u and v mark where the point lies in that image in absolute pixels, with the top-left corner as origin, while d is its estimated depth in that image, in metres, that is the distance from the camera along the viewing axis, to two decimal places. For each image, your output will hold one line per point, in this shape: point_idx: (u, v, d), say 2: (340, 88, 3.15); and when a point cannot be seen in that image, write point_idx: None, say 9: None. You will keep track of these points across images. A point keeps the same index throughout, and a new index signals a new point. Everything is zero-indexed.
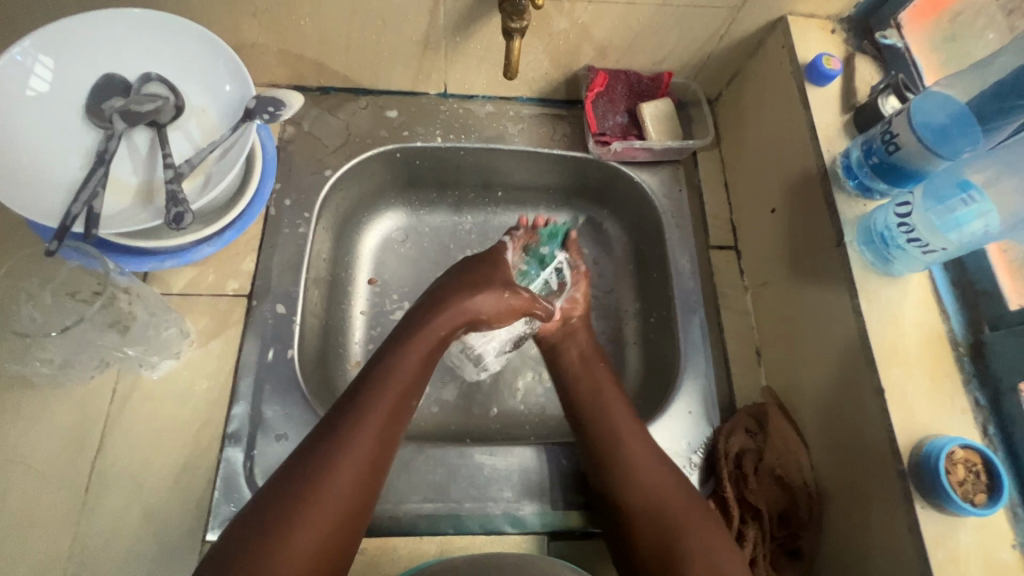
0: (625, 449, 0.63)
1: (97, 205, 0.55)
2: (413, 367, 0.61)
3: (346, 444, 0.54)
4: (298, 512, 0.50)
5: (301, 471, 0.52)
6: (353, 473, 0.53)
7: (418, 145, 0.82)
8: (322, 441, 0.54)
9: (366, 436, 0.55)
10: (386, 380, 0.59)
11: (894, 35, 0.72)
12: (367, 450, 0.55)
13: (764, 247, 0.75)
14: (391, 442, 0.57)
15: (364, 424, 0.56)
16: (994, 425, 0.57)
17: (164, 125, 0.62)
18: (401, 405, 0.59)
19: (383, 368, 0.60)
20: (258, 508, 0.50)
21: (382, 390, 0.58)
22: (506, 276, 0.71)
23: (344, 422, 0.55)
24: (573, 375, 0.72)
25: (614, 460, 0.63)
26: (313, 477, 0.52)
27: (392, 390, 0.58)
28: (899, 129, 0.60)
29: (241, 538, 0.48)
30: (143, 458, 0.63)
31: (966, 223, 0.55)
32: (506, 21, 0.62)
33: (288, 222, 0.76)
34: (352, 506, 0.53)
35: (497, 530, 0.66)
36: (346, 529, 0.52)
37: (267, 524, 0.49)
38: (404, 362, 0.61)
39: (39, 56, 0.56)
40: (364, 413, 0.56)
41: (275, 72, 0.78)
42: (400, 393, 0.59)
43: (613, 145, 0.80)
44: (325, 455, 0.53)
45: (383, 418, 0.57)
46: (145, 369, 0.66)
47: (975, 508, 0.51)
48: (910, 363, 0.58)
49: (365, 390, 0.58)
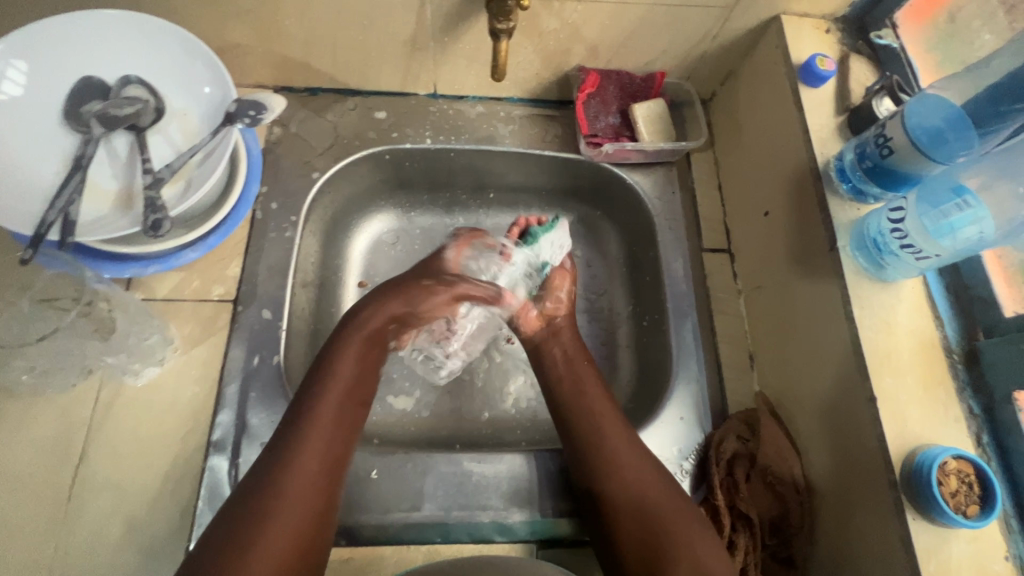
0: (609, 450, 0.62)
1: (73, 212, 0.54)
2: (354, 374, 0.63)
3: (294, 451, 0.55)
4: (260, 525, 0.50)
5: (258, 480, 0.53)
6: (308, 484, 0.54)
7: (407, 147, 0.80)
8: (274, 449, 0.55)
9: (316, 441, 0.56)
10: (329, 388, 0.60)
11: (889, 35, 0.71)
12: (317, 452, 0.56)
13: (758, 250, 0.74)
14: (343, 449, 0.58)
15: (312, 432, 0.57)
16: (988, 435, 0.56)
17: (144, 128, 0.61)
18: (349, 410, 0.60)
19: (318, 374, 0.61)
20: (220, 523, 0.50)
21: (325, 397, 0.59)
22: (437, 268, 0.72)
23: (293, 431, 0.57)
24: (556, 373, 0.70)
25: (599, 460, 0.62)
26: (269, 489, 0.52)
27: (330, 396, 0.59)
28: (892, 132, 0.59)
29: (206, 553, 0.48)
30: (126, 466, 0.62)
31: (960, 229, 0.53)
32: (493, 22, 0.61)
33: (274, 225, 0.75)
34: (312, 514, 0.53)
35: (485, 538, 0.65)
36: (311, 538, 0.52)
37: (229, 540, 0.49)
38: (337, 364, 0.62)
39: (12, 59, 0.55)
40: (312, 421, 0.57)
41: (261, 73, 0.76)
42: (341, 396, 0.60)
43: (604, 146, 0.79)
44: (279, 465, 0.54)
45: (331, 425, 0.58)
46: (129, 376, 0.65)
47: (967, 520, 0.50)
48: (904, 370, 0.57)
49: (310, 399, 0.59)
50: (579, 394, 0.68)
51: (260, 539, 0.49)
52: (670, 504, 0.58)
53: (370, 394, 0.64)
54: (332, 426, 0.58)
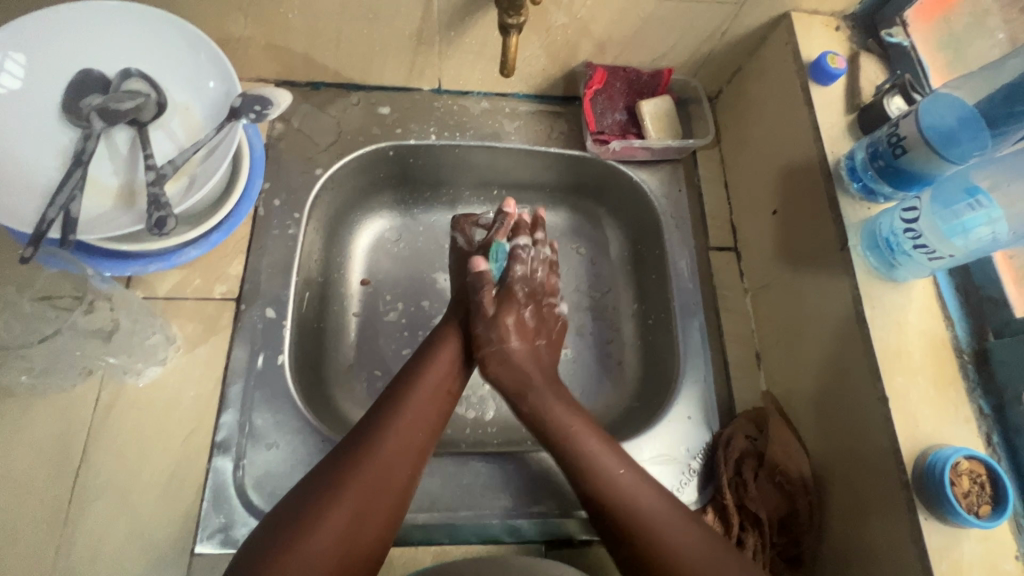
0: (588, 456, 0.60)
1: (74, 209, 0.53)
2: (446, 366, 0.65)
3: (381, 436, 0.57)
4: (332, 499, 0.52)
5: (342, 456, 0.55)
6: (394, 464, 0.56)
7: (411, 143, 0.79)
8: (362, 429, 0.58)
9: (403, 428, 0.58)
10: (419, 378, 0.63)
11: (899, 33, 0.71)
12: (400, 440, 0.57)
13: (765, 249, 0.74)
14: (427, 439, 0.60)
15: (400, 416, 0.59)
16: (998, 434, 0.56)
17: (145, 123, 0.59)
18: (438, 400, 0.63)
19: (415, 366, 0.65)
20: (300, 494, 0.53)
21: (416, 386, 0.62)
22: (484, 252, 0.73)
23: (383, 413, 0.59)
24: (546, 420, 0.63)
25: (586, 478, 0.59)
26: (352, 463, 0.55)
27: (421, 388, 0.62)
28: (905, 131, 0.59)
29: (283, 521, 0.51)
30: (129, 468, 0.61)
31: (973, 228, 0.53)
32: (503, 17, 0.60)
33: (277, 222, 0.73)
34: (389, 496, 0.55)
35: (494, 539, 0.64)
36: (383, 518, 0.54)
37: (307, 505, 0.52)
38: (434, 359, 0.65)
39: (9, 52, 0.53)
40: (400, 406, 0.60)
41: (263, 66, 0.75)
42: (433, 389, 0.63)
43: (611, 143, 0.78)
44: (364, 441, 0.56)
45: (420, 414, 0.60)
46: (130, 377, 0.64)
47: (980, 520, 0.50)
48: (915, 371, 0.57)
49: (399, 393, 0.61)
50: (571, 438, 0.61)
51: (333, 510, 0.52)
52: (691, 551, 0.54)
53: (461, 386, 0.67)
54: (419, 413, 0.60)
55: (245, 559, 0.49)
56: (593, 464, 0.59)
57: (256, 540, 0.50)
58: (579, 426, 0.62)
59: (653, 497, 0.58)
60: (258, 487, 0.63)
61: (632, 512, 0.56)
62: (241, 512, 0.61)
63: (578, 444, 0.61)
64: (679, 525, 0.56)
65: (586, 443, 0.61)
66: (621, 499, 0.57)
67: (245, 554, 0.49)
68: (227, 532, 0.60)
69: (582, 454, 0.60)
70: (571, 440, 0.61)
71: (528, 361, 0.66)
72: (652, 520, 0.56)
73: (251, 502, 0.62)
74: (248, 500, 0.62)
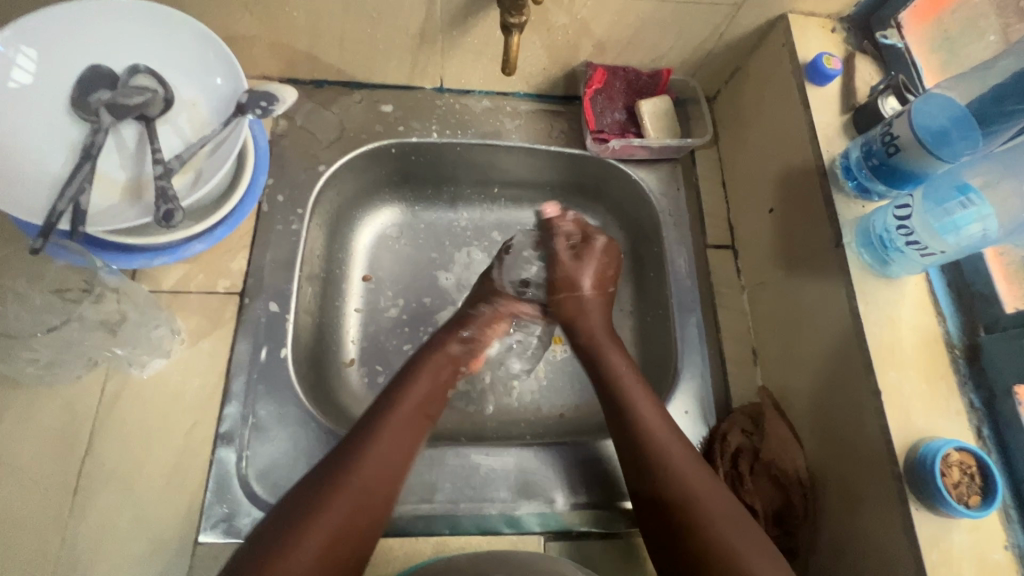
0: (641, 417, 0.63)
1: (83, 201, 0.54)
2: (422, 391, 0.66)
3: (359, 458, 0.57)
4: (310, 517, 0.52)
5: (318, 477, 0.56)
6: (371, 486, 0.56)
7: (414, 140, 0.80)
8: (340, 450, 0.58)
9: (380, 449, 0.59)
10: (399, 400, 0.64)
11: (894, 35, 0.72)
12: (378, 461, 0.58)
13: (761, 246, 0.75)
14: (405, 458, 0.60)
15: (377, 438, 0.59)
16: (988, 427, 0.58)
17: (153, 118, 0.60)
18: (416, 422, 0.63)
19: (394, 388, 0.65)
20: (280, 515, 0.53)
21: (395, 409, 0.63)
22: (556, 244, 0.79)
23: (363, 435, 0.60)
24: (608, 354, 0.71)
25: (636, 430, 0.63)
26: (331, 485, 0.55)
27: (402, 409, 0.63)
28: (899, 130, 0.60)
29: (264, 542, 0.51)
30: (134, 457, 0.62)
31: (963, 225, 0.55)
32: (505, 16, 0.61)
33: (281, 218, 0.74)
34: (364, 521, 0.55)
35: (494, 530, 0.65)
36: (361, 537, 0.55)
37: (285, 524, 0.52)
38: (412, 381, 0.66)
39: (22, 46, 0.54)
40: (379, 429, 0.60)
41: (268, 64, 0.76)
42: (413, 408, 0.64)
43: (611, 142, 0.79)
44: (344, 464, 0.57)
45: (400, 437, 0.61)
46: (135, 368, 0.65)
47: (969, 510, 0.52)
48: (907, 364, 0.58)
49: (378, 414, 0.62)
50: (631, 403, 0.65)
51: (313, 529, 0.52)
52: (716, 509, 0.56)
53: (439, 409, 0.67)
54: (396, 435, 0.61)
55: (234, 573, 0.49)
56: (644, 423, 0.63)
57: (242, 556, 0.51)
58: (642, 403, 0.64)
59: (700, 477, 0.59)
60: (261, 477, 0.64)
61: (679, 491, 0.58)
62: (244, 502, 0.62)
63: (634, 398, 0.65)
64: (725, 506, 0.56)
65: (639, 405, 0.64)
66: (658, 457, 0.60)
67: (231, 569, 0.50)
68: (230, 521, 0.61)
69: (638, 421, 0.63)
70: (628, 398, 0.65)
71: (599, 309, 0.76)
72: (695, 492, 0.57)
73: (254, 493, 0.63)
74: (251, 491, 0.63)
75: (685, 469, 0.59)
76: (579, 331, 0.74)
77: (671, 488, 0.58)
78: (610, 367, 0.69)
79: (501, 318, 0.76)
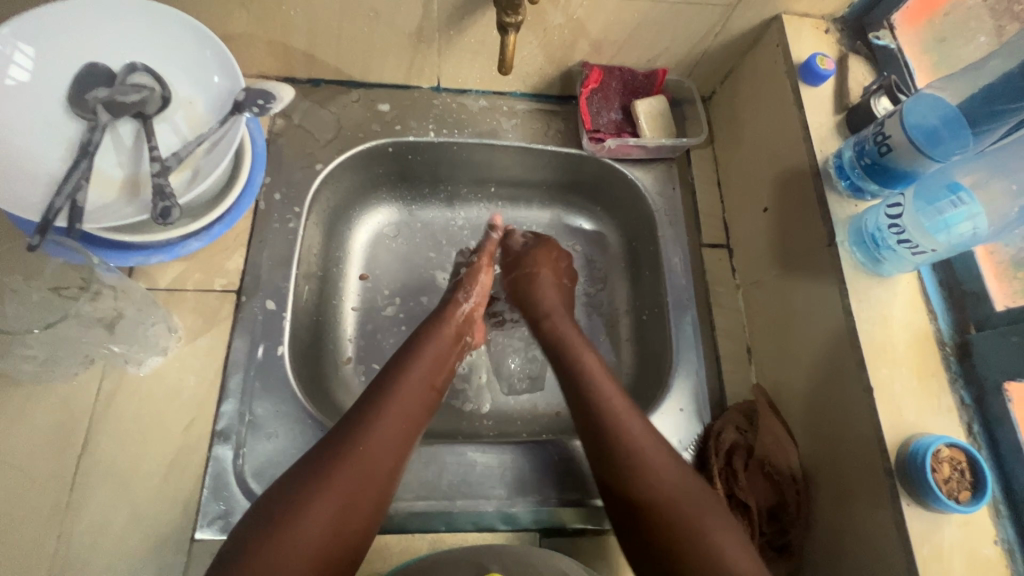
0: (597, 393, 0.63)
1: (80, 198, 0.55)
2: (429, 363, 0.66)
3: (365, 431, 0.58)
4: (318, 491, 0.53)
5: (324, 451, 0.56)
6: (380, 454, 0.57)
7: (410, 139, 0.80)
8: (347, 423, 0.59)
9: (387, 422, 0.59)
10: (407, 371, 0.64)
11: (886, 36, 0.73)
12: (387, 433, 0.59)
13: (756, 245, 0.76)
14: (410, 433, 0.61)
15: (387, 408, 0.60)
16: (979, 424, 0.58)
17: (150, 116, 0.60)
18: (423, 396, 0.64)
19: (400, 361, 0.65)
20: (287, 489, 0.53)
21: (403, 380, 0.63)
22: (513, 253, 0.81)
23: (368, 409, 0.60)
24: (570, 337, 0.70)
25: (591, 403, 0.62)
26: (338, 456, 0.55)
27: (408, 382, 0.63)
28: (891, 130, 0.61)
29: (271, 516, 0.51)
30: (131, 454, 0.62)
31: (955, 224, 0.55)
32: (502, 15, 0.61)
33: (278, 216, 0.75)
34: (371, 493, 0.55)
35: (490, 526, 0.66)
36: (364, 515, 0.54)
37: (292, 499, 0.52)
38: (418, 355, 0.66)
39: (19, 43, 0.54)
40: (386, 400, 0.61)
41: (265, 63, 0.76)
42: (418, 383, 0.64)
43: (607, 141, 0.80)
44: (349, 438, 0.57)
45: (406, 406, 0.61)
46: (132, 366, 0.65)
47: (960, 505, 0.52)
48: (899, 362, 0.59)
49: (384, 387, 0.62)
50: (602, 404, 0.62)
51: (320, 502, 0.52)
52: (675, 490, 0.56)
53: (444, 383, 0.68)
54: (404, 405, 0.61)
55: (233, 556, 0.49)
56: (605, 399, 0.62)
57: (243, 534, 0.51)
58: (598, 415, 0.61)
59: (659, 455, 0.58)
60: (257, 475, 0.64)
61: (642, 470, 0.57)
62: (241, 499, 0.62)
63: (589, 375, 0.65)
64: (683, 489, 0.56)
65: (608, 403, 0.62)
66: (622, 426, 0.60)
67: (234, 544, 0.50)
68: (227, 519, 0.61)
69: (596, 397, 0.63)
70: (586, 377, 0.65)
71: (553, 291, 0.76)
72: (659, 471, 0.57)
73: (251, 490, 0.63)
74: (247, 488, 0.63)
75: (640, 439, 0.59)
76: (538, 309, 0.75)
77: (637, 473, 0.57)
78: (572, 351, 0.68)
79: (482, 270, 0.78)
